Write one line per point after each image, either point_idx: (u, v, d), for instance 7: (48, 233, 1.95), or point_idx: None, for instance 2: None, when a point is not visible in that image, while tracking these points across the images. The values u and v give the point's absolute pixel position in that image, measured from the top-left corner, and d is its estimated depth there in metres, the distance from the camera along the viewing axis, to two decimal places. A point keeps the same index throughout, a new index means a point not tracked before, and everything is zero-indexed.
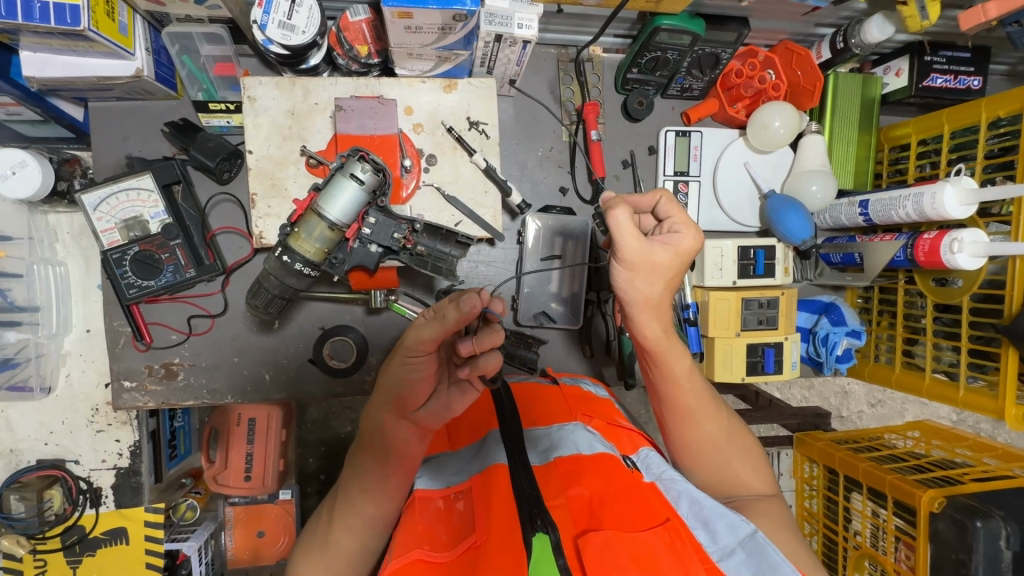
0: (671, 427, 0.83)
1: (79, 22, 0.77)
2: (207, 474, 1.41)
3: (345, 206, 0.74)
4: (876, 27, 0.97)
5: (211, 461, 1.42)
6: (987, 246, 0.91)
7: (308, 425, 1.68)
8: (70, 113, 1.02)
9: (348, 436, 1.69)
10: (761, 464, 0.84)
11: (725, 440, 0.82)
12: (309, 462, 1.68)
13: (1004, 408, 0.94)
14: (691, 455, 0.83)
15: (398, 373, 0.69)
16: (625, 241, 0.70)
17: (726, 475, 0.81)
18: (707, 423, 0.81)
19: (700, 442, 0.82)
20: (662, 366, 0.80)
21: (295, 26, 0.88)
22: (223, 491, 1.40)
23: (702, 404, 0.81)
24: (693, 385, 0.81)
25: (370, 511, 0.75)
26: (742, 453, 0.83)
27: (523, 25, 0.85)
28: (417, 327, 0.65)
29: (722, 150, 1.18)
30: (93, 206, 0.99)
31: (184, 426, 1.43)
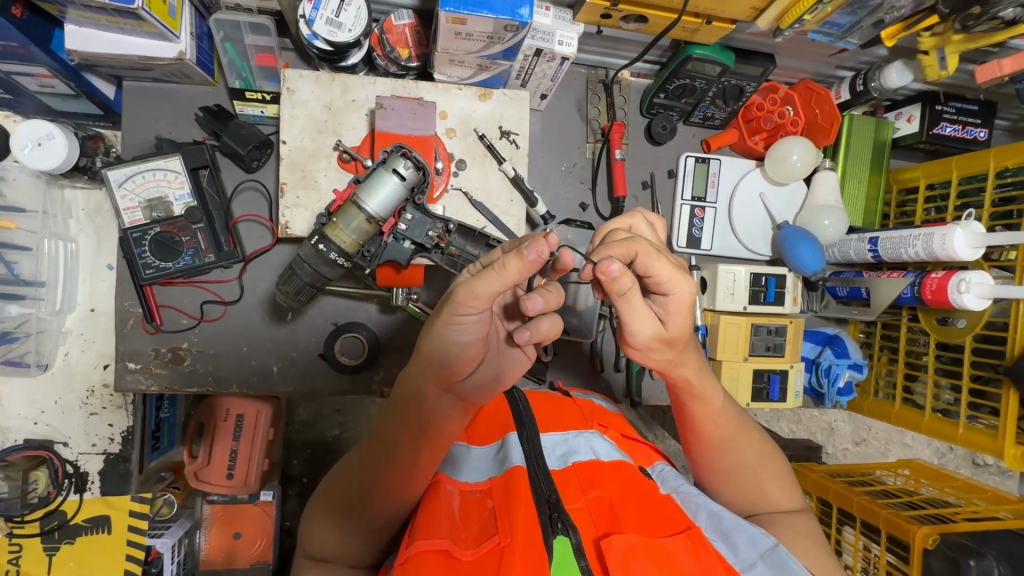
0: (698, 453, 0.82)
1: (134, 1, 0.78)
2: (188, 469, 1.39)
3: (385, 199, 0.76)
4: (895, 72, 1.02)
5: (193, 456, 1.41)
6: (993, 288, 0.95)
7: (296, 425, 1.65)
8: (101, 91, 1.02)
9: (336, 439, 1.65)
10: (788, 480, 0.83)
11: (754, 459, 0.81)
12: (293, 464, 1.64)
13: (1004, 447, 0.97)
14: (720, 477, 0.82)
15: (449, 336, 0.61)
16: (634, 322, 0.63)
17: (755, 494, 0.81)
18: (737, 448, 0.80)
19: (730, 468, 0.81)
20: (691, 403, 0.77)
21: (342, 24, 0.89)
22: (204, 488, 1.39)
23: (733, 432, 0.79)
24: (724, 414, 0.79)
25: (392, 485, 0.72)
26: (773, 473, 0.82)
27: (563, 42, 0.90)
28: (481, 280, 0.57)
29: (739, 179, 1.21)
30: (119, 183, 0.98)
31: (168, 418, 1.38)
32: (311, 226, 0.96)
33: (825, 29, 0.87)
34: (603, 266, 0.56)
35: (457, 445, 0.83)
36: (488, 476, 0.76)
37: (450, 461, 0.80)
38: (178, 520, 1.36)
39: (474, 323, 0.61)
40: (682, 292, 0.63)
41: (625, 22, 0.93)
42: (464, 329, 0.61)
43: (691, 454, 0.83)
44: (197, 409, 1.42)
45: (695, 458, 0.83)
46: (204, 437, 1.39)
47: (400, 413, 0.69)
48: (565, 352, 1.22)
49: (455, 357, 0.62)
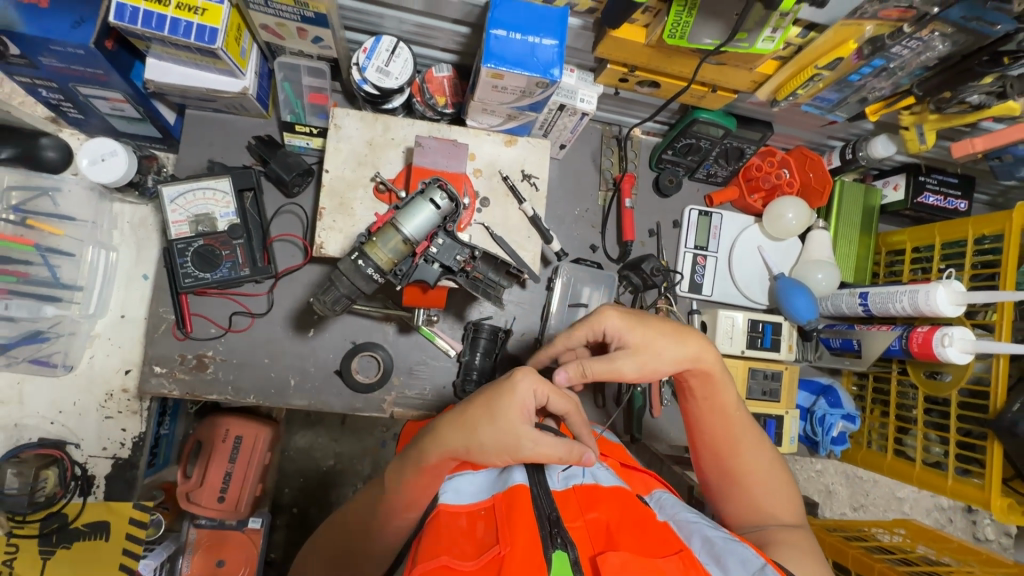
0: (708, 453, 0.88)
1: (215, 41, 0.89)
2: (180, 489, 1.43)
3: (420, 224, 0.85)
4: (881, 144, 1.13)
5: (187, 476, 1.45)
6: (975, 343, 1.01)
7: (291, 453, 1.65)
8: (164, 116, 1.12)
9: (329, 470, 1.66)
10: (792, 498, 0.85)
11: (762, 467, 0.86)
12: (284, 493, 1.63)
13: (991, 498, 1.01)
14: (727, 479, 0.86)
15: (490, 454, 0.71)
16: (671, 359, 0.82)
17: (758, 502, 0.84)
18: (745, 450, 0.86)
19: (739, 468, 0.85)
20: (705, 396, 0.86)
21: (390, 72, 1.01)
22: (193, 510, 1.42)
23: (744, 433, 0.86)
24: (739, 414, 0.87)
25: (397, 519, 0.81)
26: (778, 484, 0.85)
27: (585, 100, 1.01)
28: (540, 446, 0.71)
29: (739, 233, 1.30)
30: (171, 198, 1.07)
31: (169, 435, 1.46)
32: (343, 248, 1.02)
33: (816, 102, 0.98)
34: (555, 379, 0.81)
35: (462, 474, 0.84)
36: (491, 495, 0.78)
37: (454, 485, 0.81)
38: (163, 542, 1.40)
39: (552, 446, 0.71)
40: (615, 319, 0.83)
41: (640, 86, 1.04)
42: (531, 444, 0.71)
43: (701, 453, 0.89)
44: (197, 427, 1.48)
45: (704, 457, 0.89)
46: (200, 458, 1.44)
47: (411, 471, 0.76)
48: None
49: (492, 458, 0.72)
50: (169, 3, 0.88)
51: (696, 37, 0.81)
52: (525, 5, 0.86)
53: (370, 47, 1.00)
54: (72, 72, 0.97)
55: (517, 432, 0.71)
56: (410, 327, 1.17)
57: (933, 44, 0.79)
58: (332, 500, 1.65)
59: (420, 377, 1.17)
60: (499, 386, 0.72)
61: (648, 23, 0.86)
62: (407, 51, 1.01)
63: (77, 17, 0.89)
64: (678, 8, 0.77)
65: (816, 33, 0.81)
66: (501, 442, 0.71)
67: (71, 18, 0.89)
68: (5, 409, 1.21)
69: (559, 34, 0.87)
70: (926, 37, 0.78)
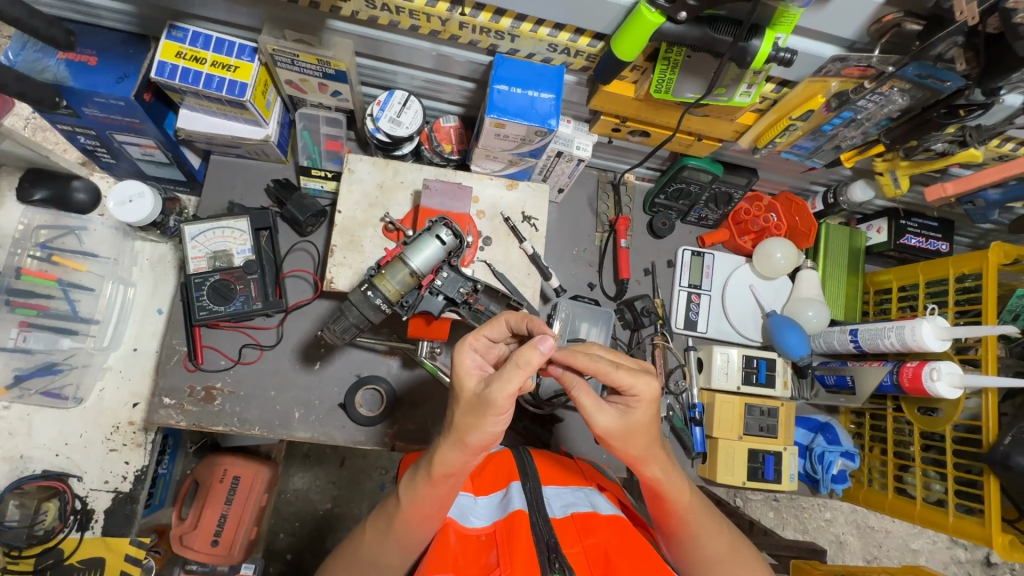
0: (674, 541, 0.86)
1: (245, 95, 0.99)
2: (174, 532, 1.42)
3: (426, 257, 0.92)
4: (860, 189, 1.20)
5: (182, 518, 1.45)
6: (963, 377, 1.04)
7: (289, 495, 1.63)
8: (190, 161, 1.21)
9: (327, 513, 1.64)
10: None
11: (727, 554, 0.85)
12: (279, 537, 1.60)
13: (992, 535, 1.01)
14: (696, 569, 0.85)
15: (482, 426, 0.69)
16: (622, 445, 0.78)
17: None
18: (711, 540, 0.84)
19: (701, 557, 0.84)
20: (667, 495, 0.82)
21: (402, 122, 1.10)
22: (186, 554, 1.40)
23: (702, 524, 0.84)
24: (695, 510, 0.84)
25: (412, 537, 0.78)
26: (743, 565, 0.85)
27: (581, 147, 1.09)
28: (504, 387, 0.66)
29: (731, 273, 1.36)
30: (192, 236, 1.13)
31: (166, 475, 1.45)
32: (352, 282, 1.07)
33: (795, 150, 1.06)
34: (552, 365, 0.79)
35: (464, 496, 0.87)
36: (493, 521, 0.80)
37: (459, 508, 0.83)
38: None
39: (508, 379, 0.67)
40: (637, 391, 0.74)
41: (632, 135, 1.13)
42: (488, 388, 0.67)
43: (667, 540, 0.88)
44: (196, 466, 1.48)
45: (674, 547, 0.87)
46: (197, 500, 1.44)
47: (425, 482, 0.75)
48: (568, 419, 1.29)
49: (488, 431, 0.70)
50: (205, 62, 0.98)
51: (679, 91, 0.89)
52: (525, 63, 0.96)
53: (383, 100, 1.09)
54: (111, 121, 1.06)
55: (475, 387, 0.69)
56: (414, 361, 1.21)
57: (894, 98, 0.85)
58: (328, 545, 1.62)
59: (422, 411, 1.19)
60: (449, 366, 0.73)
61: (637, 79, 0.95)
62: (417, 104, 1.11)
63: (121, 74, 0.99)
64: (662, 66, 0.86)
65: (788, 88, 0.90)
66: (470, 403, 0.70)
67: (115, 75, 0.99)
68: (13, 440, 1.23)
69: (556, 89, 0.95)
70: (887, 92, 0.84)
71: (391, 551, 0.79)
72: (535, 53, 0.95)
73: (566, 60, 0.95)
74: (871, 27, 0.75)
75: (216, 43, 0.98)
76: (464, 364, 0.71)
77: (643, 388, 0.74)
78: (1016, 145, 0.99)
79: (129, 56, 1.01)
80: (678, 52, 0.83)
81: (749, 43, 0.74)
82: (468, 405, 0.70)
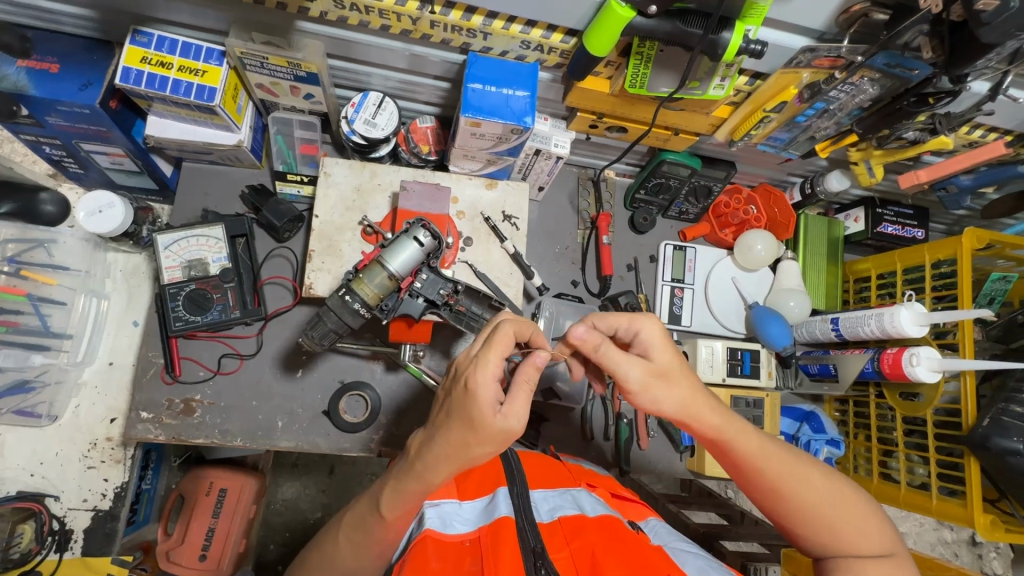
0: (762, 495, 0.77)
1: (213, 99, 0.96)
2: (159, 548, 1.40)
3: (404, 260, 0.90)
4: (835, 179, 1.22)
5: (168, 534, 1.43)
6: (941, 361, 1.05)
7: (277, 506, 1.61)
8: (162, 169, 1.18)
9: (317, 522, 1.61)
10: (881, 525, 0.75)
11: (833, 504, 0.74)
12: (268, 549, 1.58)
13: (974, 515, 1.02)
14: (794, 520, 0.75)
15: (485, 452, 0.69)
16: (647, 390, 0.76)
17: (847, 543, 0.73)
18: (811, 490, 0.74)
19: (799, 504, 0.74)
20: (742, 448, 0.76)
21: (377, 124, 1.09)
22: (171, 571, 1.37)
23: (787, 467, 0.75)
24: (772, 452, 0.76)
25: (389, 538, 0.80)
26: (847, 511, 0.74)
27: (558, 145, 1.09)
28: (521, 415, 0.68)
29: (713, 265, 1.36)
30: (165, 245, 1.10)
31: (149, 491, 1.41)
32: (332, 288, 1.06)
33: (770, 142, 1.07)
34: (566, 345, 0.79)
35: (446, 502, 0.83)
36: (477, 526, 0.79)
37: (439, 513, 0.80)
38: None
39: (524, 407, 0.69)
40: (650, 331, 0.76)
41: (610, 132, 1.13)
42: (509, 419, 0.68)
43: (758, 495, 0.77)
44: (181, 480, 1.45)
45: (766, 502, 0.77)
46: (182, 515, 1.41)
47: (414, 498, 0.74)
48: (555, 417, 1.29)
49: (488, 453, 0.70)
50: (171, 67, 0.95)
51: (654, 86, 0.89)
52: (498, 61, 0.95)
53: (357, 102, 1.07)
54: (76, 130, 1.03)
55: (501, 422, 0.67)
56: (398, 365, 1.19)
57: (864, 88, 0.86)
58: None
59: (408, 415, 1.17)
60: (471, 388, 0.67)
61: (611, 75, 0.94)
62: (392, 105, 1.10)
63: (85, 81, 0.96)
64: (636, 61, 0.86)
65: (762, 80, 0.91)
66: (491, 436, 0.67)
67: (78, 82, 0.96)
68: None
69: (530, 86, 0.95)
70: (857, 82, 0.85)
71: (365, 556, 0.81)
72: (508, 51, 0.94)
73: (540, 57, 0.95)
74: (840, 17, 0.76)
75: (183, 47, 0.96)
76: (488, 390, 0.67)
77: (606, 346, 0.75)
78: (985, 132, 1.00)
79: (92, 62, 0.98)
80: (650, 46, 0.83)
81: (719, 35, 0.74)
82: (481, 434, 0.67)
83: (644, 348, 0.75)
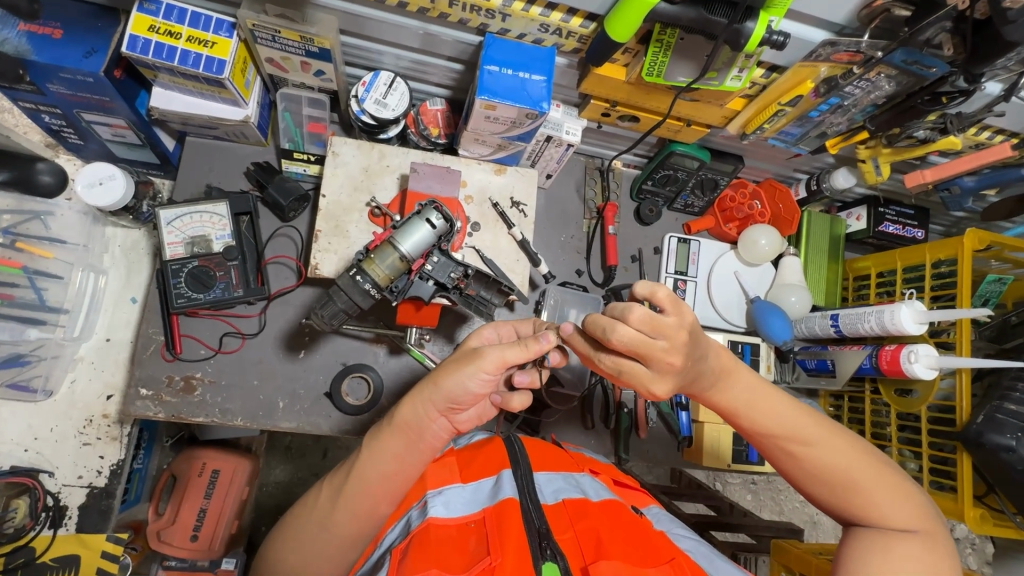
0: (774, 456, 0.81)
1: (223, 72, 0.94)
2: (150, 528, 1.39)
3: (417, 241, 0.91)
4: (842, 176, 1.22)
5: (159, 514, 1.41)
6: (939, 358, 1.07)
7: (270, 487, 1.60)
8: (165, 143, 1.15)
9: None
10: (909, 502, 0.76)
11: (847, 466, 0.76)
12: (260, 531, 1.57)
13: (965, 509, 1.05)
14: (808, 480, 0.79)
15: (462, 381, 0.73)
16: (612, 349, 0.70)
17: (864, 509, 0.75)
18: (831, 455, 0.77)
19: (814, 464, 0.77)
20: (752, 412, 0.78)
21: (387, 104, 1.07)
22: (164, 550, 1.38)
23: (801, 430, 0.77)
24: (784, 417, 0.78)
25: (377, 508, 0.79)
26: (868, 471, 0.76)
27: (570, 132, 1.08)
28: (502, 349, 0.73)
29: (717, 259, 1.36)
30: (168, 221, 1.09)
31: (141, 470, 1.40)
32: (338, 269, 1.05)
33: (782, 137, 1.08)
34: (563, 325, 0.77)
35: (450, 486, 0.82)
36: (480, 507, 0.79)
37: (443, 499, 0.79)
38: None
39: (509, 350, 0.74)
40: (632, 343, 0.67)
41: (621, 121, 1.13)
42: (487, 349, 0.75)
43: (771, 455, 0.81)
44: (174, 459, 1.44)
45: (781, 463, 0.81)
46: (174, 494, 1.40)
47: (399, 440, 0.77)
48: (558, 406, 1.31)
49: (466, 386, 0.73)
50: (180, 37, 0.93)
51: (671, 75, 0.89)
52: (516, 44, 0.94)
53: (368, 81, 1.06)
54: (78, 98, 1.00)
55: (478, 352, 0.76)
56: (401, 349, 1.19)
57: (881, 84, 0.87)
58: None
59: (410, 400, 1.17)
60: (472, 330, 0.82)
61: (628, 63, 0.94)
62: (404, 85, 1.08)
63: (89, 48, 0.93)
64: (655, 48, 0.85)
65: (778, 73, 0.91)
66: (463, 355, 0.77)
67: (83, 49, 0.93)
68: None
69: (547, 71, 0.94)
70: (874, 79, 0.86)
71: (346, 518, 0.78)
72: (526, 34, 0.93)
73: (557, 41, 0.94)
74: (861, 12, 0.77)
75: (191, 17, 0.94)
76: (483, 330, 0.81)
77: (629, 367, 0.71)
78: (992, 134, 1.02)
79: (98, 29, 0.95)
80: (671, 35, 0.83)
81: (743, 25, 0.74)
82: (458, 359, 0.76)
83: (672, 370, 0.68)
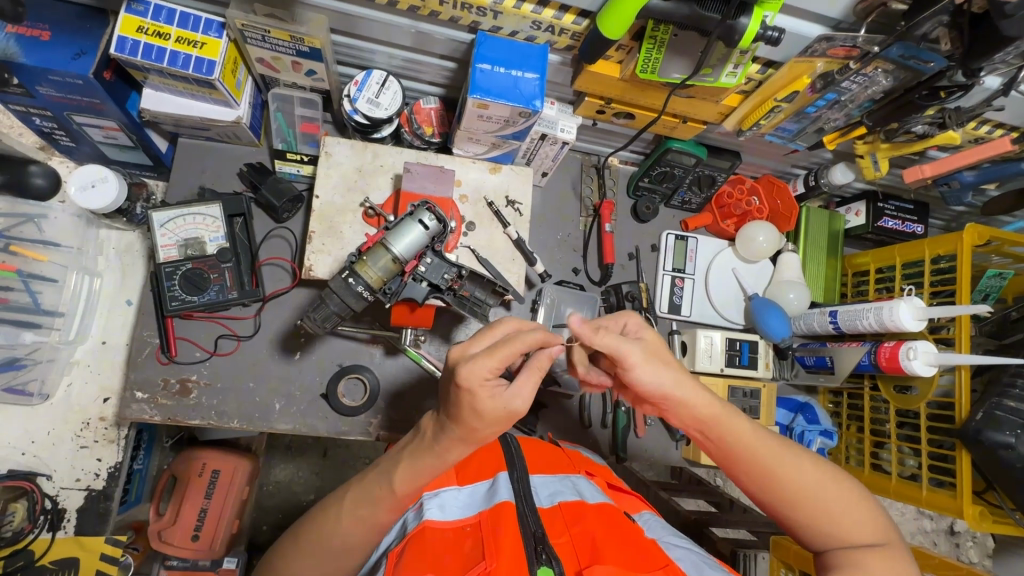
0: (746, 480, 0.76)
1: (213, 73, 0.94)
2: (152, 528, 1.39)
3: (409, 243, 0.90)
4: (840, 172, 1.21)
5: (160, 514, 1.41)
6: (937, 355, 1.07)
7: (270, 487, 1.60)
8: (157, 145, 1.14)
9: (310, 504, 1.60)
10: (874, 511, 0.74)
11: (819, 488, 0.73)
12: (261, 530, 1.57)
13: (963, 506, 1.04)
14: (781, 505, 0.74)
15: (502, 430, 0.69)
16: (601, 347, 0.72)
17: (836, 531, 0.72)
18: (805, 478, 0.73)
19: (790, 488, 0.73)
20: (728, 434, 0.73)
21: (380, 103, 1.06)
22: (165, 551, 1.38)
23: (772, 452, 0.74)
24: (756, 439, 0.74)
25: (381, 520, 0.76)
26: (840, 494, 0.73)
27: (565, 129, 1.07)
28: (529, 392, 0.66)
29: (715, 255, 1.36)
30: (160, 223, 1.08)
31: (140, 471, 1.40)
32: (332, 270, 1.04)
33: (778, 133, 1.07)
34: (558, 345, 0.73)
35: (446, 489, 0.82)
36: (476, 511, 0.78)
37: (438, 502, 0.79)
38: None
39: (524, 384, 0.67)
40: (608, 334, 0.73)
41: (616, 118, 1.11)
42: (514, 400, 0.66)
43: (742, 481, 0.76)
44: (173, 460, 1.44)
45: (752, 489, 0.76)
46: (174, 495, 1.40)
47: (420, 469, 0.73)
48: (555, 405, 1.30)
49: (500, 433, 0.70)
50: (169, 37, 0.92)
51: (665, 72, 0.88)
52: (508, 41, 0.93)
53: (360, 80, 1.04)
54: (68, 101, 1.00)
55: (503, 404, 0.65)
56: (397, 349, 1.18)
57: (877, 79, 0.85)
58: None
59: (407, 400, 1.17)
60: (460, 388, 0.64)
61: (622, 59, 0.93)
62: (397, 84, 1.07)
63: (77, 50, 0.93)
64: (649, 45, 0.84)
65: (774, 69, 0.90)
66: (499, 418, 0.66)
67: (71, 51, 0.92)
68: None
69: (539, 69, 0.93)
70: (871, 73, 0.84)
71: (358, 533, 0.77)
72: (518, 31, 0.92)
73: (550, 38, 0.93)
74: (857, 7, 0.75)
75: (180, 18, 0.93)
76: (473, 386, 0.64)
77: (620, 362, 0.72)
78: (992, 128, 1.01)
79: (86, 30, 0.94)
80: (664, 31, 0.82)
81: (737, 21, 0.73)
82: (494, 420, 0.66)
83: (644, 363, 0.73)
